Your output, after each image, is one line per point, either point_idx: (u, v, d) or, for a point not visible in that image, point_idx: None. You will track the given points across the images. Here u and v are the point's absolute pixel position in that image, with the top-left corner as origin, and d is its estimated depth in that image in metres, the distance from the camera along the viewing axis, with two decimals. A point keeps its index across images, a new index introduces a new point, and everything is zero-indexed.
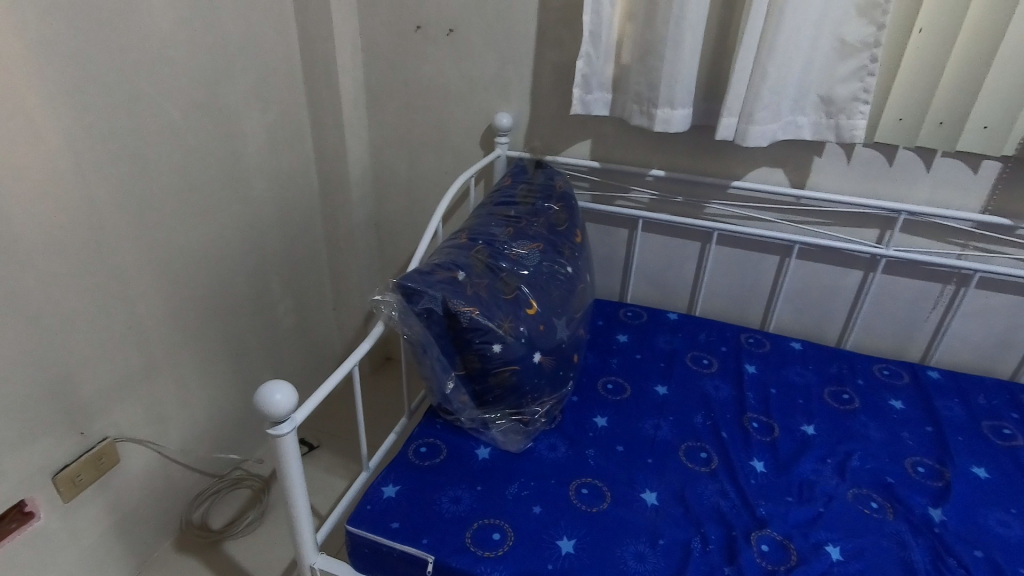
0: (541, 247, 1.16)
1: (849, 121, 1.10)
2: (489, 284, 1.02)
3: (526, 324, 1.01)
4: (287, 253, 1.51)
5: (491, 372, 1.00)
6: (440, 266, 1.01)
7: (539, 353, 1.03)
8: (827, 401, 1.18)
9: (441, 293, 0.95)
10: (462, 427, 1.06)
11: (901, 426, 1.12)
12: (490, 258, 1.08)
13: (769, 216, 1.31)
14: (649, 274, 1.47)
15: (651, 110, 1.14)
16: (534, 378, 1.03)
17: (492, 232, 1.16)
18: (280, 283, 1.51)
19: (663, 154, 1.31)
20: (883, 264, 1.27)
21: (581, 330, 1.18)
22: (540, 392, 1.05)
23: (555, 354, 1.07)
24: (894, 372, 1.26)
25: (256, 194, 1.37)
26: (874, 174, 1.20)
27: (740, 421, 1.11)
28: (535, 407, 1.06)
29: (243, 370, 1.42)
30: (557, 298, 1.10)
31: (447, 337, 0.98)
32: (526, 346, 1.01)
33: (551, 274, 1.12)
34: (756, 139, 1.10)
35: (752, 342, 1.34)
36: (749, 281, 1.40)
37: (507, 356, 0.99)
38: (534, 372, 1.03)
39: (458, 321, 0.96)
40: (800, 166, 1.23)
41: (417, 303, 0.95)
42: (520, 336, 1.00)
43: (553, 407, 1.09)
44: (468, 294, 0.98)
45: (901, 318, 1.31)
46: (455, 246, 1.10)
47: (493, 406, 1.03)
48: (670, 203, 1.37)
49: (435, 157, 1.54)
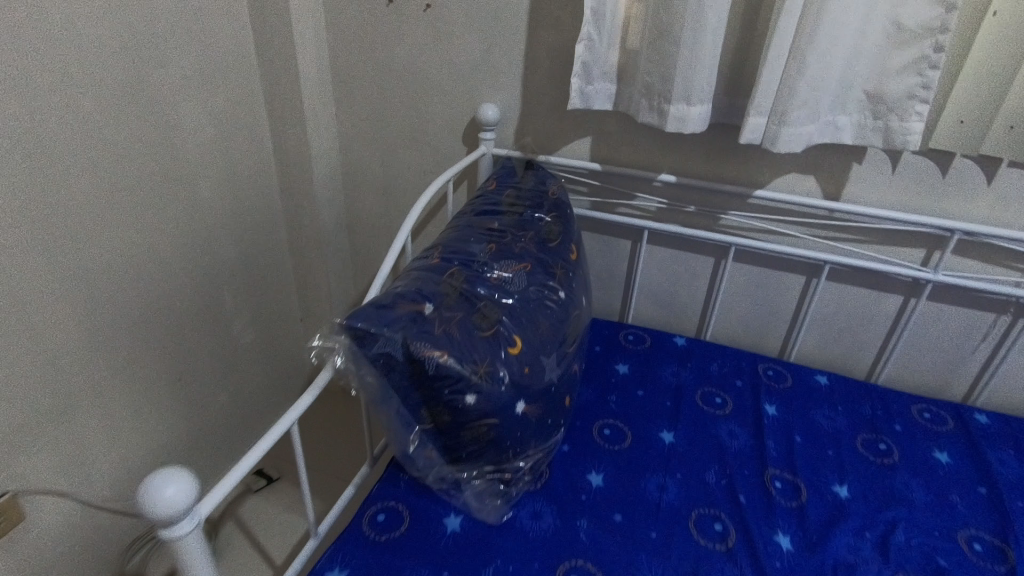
0: (528, 267, 0.98)
1: (900, 123, 0.91)
2: (463, 319, 0.84)
3: (507, 368, 0.84)
4: (243, 262, 1.33)
5: (465, 428, 0.83)
6: (403, 297, 0.83)
7: (522, 400, 0.86)
8: (861, 454, 1.01)
9: (403, 334, 0.78)
10: (430, 490, 0.89)
11: (949, 487, 0.95)
12: (466, 284, 0.90)
13: (795, 231, 1.13)
14: (654, 291, 1.29)
15: (663, 106, 0.95)
16: (515, 432, 0.87)
17: (471, 250, 0.97)
18: (235, 296, 1.33)
19: (675, 156, 1.12)
20: (927, 289, 1.09)
21: (574, 366, 1.01)
22: (522, 447, 0.88)
23: (541, 401, 0.90)
24: (936, 416, 1.09)
25: (201, 196, 1.18)
26: (924, 186, 1.01)
27: (760, 481, 0.94)
28: (518, 463, 0.89)
29: (189, 397, 1.25)
30: (547, 331, 0.93)
31: (411, 387, 0.80)
32: (506, 395, 0.84)
33: (539, 300, 0.95)
34: (788, 144, 0.92)
35: (771, 375, 1.17)
36: (769, 303, 1.22)
37: (483, 408, 0.82)
38: (514, 425, 0.86)
39: (423, 367, 0.78)
40: (835, 174, 1.04)
41: (373, 346, 0.77)
42: (500, 384, 0.83)
43: (539, 462, 0.92)
44: (437, 334, 0.80)
45: (944, 351, 1.14)
46: (424, 268, 0.92)
47: (467, 466, 0.86)
48: (681, 213, 1.19)
49: (413, 153, 1.34)
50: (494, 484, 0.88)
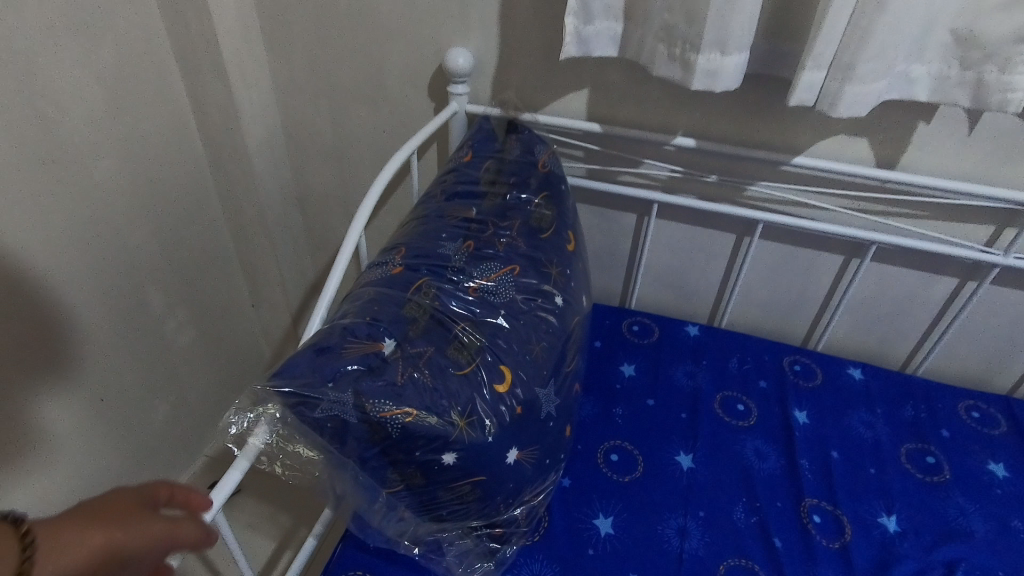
0: (517, 269, 0.76)
1: (999, 75, 0.69)
2: (434, 356, 0.64)
3: (492, 415, 0.65)
4: (171, 253, 1.10)
5: (443, 492, 0.66)
6: (353, 334, 0.64)
7: (514, 448, 0.68)
8: (907, 470, 0.87)
9: (354, 392, 0.60)
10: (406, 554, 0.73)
11: (1009, 511, 0.83)
12: (437, 303, 0.69)
13: (836, 205, 0.93)
14: (662, 272, 1.11)
15: (688, 57, 0.72)
16: (506, 486, 0.69)
17: (442, 251, 0.76)
18: (166, 294, 1.11)
19: (694, 115, 0.90)
20: (991, 272, 0.91)
21: (575, 386, 0.83)
22: (515, 500, 0.72)
23: (537, 443, 0.72)
24: (988, 416, 0.95)
25: (102, 182, 0.93)
26: (1007, 150, 0.81)
27: (796, 516, 0.81)
28: (511, 518, 0.73)
29: (118, 415, 1.07)
30: (543, 355, 0.72)
31: (372, 453, 0.62)
32: (493, 448, 0.66)
33: (531, 313, 0.74)
34: (850, 108, 0.70)
35: (798, 371, 1.01)
36: (797, 286, 1.04)
37: (464, 468, 0.65)
38: (505, 480, 0.69)
39: (385, 431, 0.60)
40: (894, 137, 0.84)
41: (316, 411, 0.59)
42: (486, 437, 0.65)
43: (537, 510, 0.77)
44: (399, 386, 0.61)
45: (999, 340, 0.98)
46: (381, 284, 0.71)
47: (449, 529, 0.70)
48: (697, 183, 0.98)
49: (368, 111, 1.09)
50: (484, 544, 0.72)
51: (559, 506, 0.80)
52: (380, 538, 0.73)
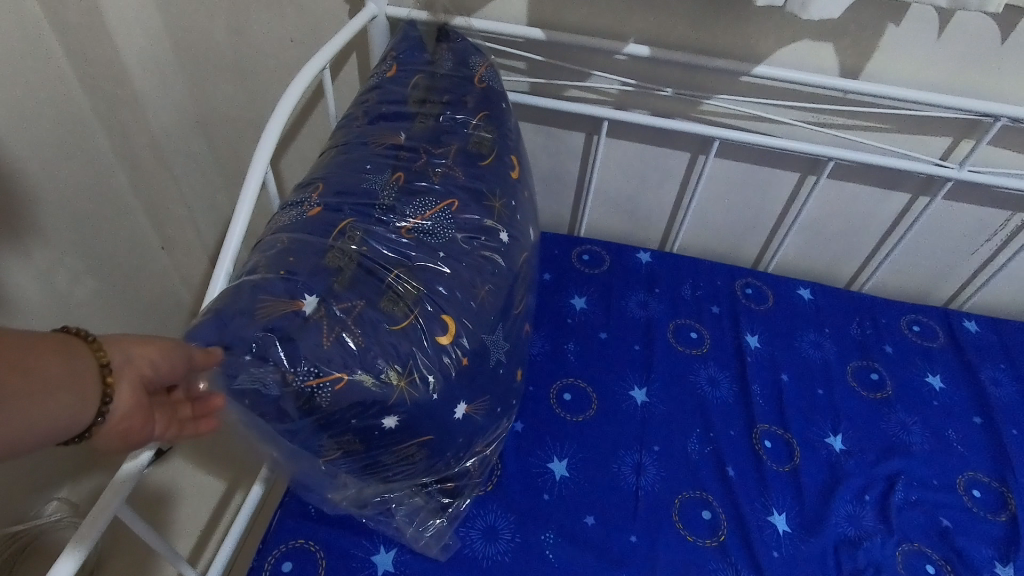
0: (456, 203, 0.66)
1: None
2: (364, 311, 0.55)
3: (437, 372, 0.58)
4: (61, 195, 0.93)
5: (388, 456, 0.60)
6: (266, 292, 0.54)
7: (463, 403, 0.61)
8: (852, 389, 0.88)
9: (275, 361, 0.52)
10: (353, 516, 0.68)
11: (945, 421, 0.86)
12: (364, 249, 0.58)
13: (795, 119, 0.87)
14: (612, 196, 1.04)
15: None
16: (457, 443, 0.64)
17: (367, 186, 0.65)
18: (60, 244, 0.95)
19: (649, 16, 0.80)
20: (945, 186, 0.89)
21: (525, 328, 0.78)
22: (468, 454, 0.67)
23: (489, 395, 0.65)
24: (927, 329, 0.97)
25: None
26: (974, 54, 0.75)
27: (749, 442, 0.81)
28: (462, 472, 0.68)
29: None
30: (489, 300, 0.64)
31: (303, 425, 0.55)
32: (439, 405, 0.59)
33: (474, 253, 0.64)
34: (822, 9, 0.63)
35: (750, 295, 0.99)
36: (751, 206, 1.00)
37: (408, 430, 0.58)
38: (455, 437, 0.63)
39: (314, 402, 0.53)
40: (862, 42, 0.77)
41: (235, 383, 0.51)
42: (429, 394, 0.57)
43: (491, 458, 0.73)
44: (325, 349, 0.53)
45: (943, 253, 0.99)
46: (296, 228, 0.61)
47: (397, 489, 0.65)
48: (651, 96, 0.89)
49: (270, 15, 0.92)
50: (436, 499, 0.68)
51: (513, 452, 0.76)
52: (322, 503, 0.67)
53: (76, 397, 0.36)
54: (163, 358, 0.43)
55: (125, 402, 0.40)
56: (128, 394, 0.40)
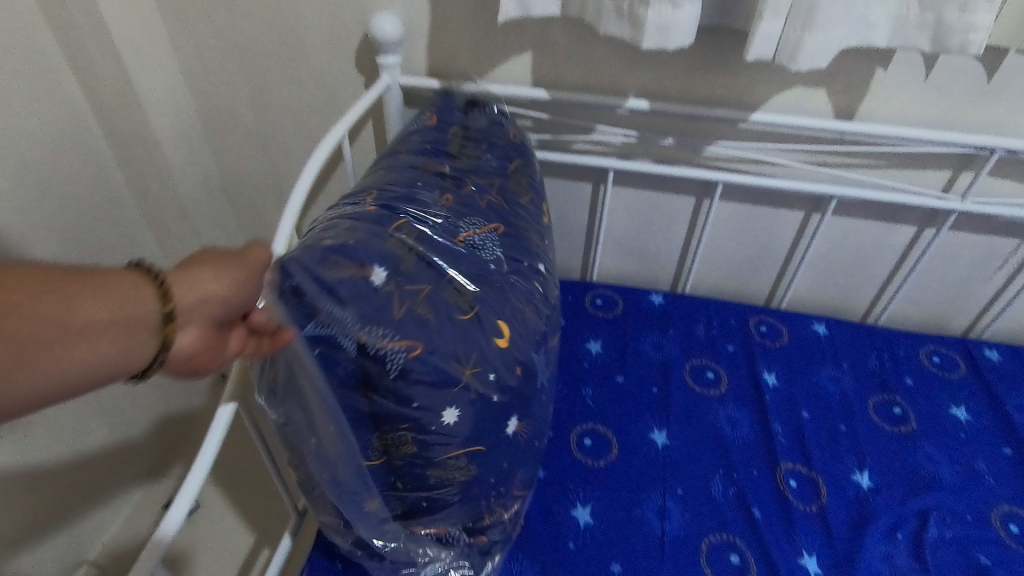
0: (502, 229, 0.65)
1: (960, 15, 0.65)
2: (433, 293, 0.51)
3: (497, 374, 0.53)
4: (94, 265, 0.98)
5: (434, 463, 0.53)
6: (339, 252, 0.50)
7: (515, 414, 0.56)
8: (875, 423, 0.88)
9: (343, 318, 0.48)
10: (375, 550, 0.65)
11: (973, 453, 0.84)
12: (426, 242, 0.55)
13: (795, 160, 0.90)
14: (622, 241, 1.06)
15: (637, 11, 0.66)
16: (503, 461, 0.57)
17: (417, 195, 0.63)
18: None
19: (646, 73, 0.84)
20: (950, 218, 0.91)
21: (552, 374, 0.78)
22: (509, 478, 0.60)
23: (534, 418, 0.60)
24: (947, 359, 0.96)
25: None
26: (964, 93, 0.78)
27: (773, 482, 0.80)
28: (496, 501, 0.62)
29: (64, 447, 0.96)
30: (535, 323, 0.59)
31: (353, 401, 0.50)
32: (496, 416, 0.54)
33: (523, 274, 0.62)
34: (809, 60, 0.66)
35: (765, 332, 1.00)
36: (759, 245, 1.02)
37: (459, 432, 0.52)
38: (502, 453, 0.57)
39: (372, 373, 0.49)
40: (853, 86, 0.80)
41: (310, 326, 0.48)
42: (490, 397, 0.52)
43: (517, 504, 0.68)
44: (395, 319, 0.48)
45: (956, 283, 0.99)
46: (359, 209, 0.57)
47: (434, 509, 0.59)
48: (653, 146, 0.93)
49: (291, 89, 0.98)
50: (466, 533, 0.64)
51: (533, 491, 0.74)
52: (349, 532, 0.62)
53: (122, 343, 0.33)
54: (233, 290, 0.39)
55: (189, 342, 0.37)
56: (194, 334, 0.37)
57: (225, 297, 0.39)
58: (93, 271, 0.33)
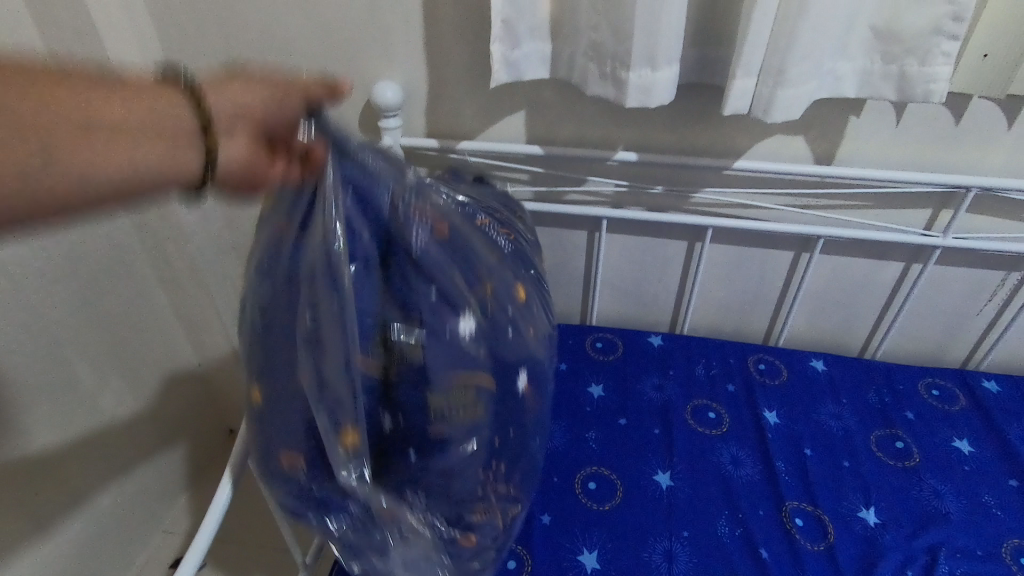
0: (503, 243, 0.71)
1: (920, 68, 0.70)
2: (460, 223, 0.56)
3: (511, 317, 0.55)
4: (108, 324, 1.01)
5: (439, 390, 0.50)
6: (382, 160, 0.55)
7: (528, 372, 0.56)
8: (878, 458, 0.88)
9: (388, 179, 0.50)
10: (339, 530, 0.53)
11: (979, 486, 0.84)
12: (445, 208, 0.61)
13: (780, 203, 0.94)
14: (619, 285, 1.09)
15: (618, 74, 0.71)
16: (511, 424, 0.55)
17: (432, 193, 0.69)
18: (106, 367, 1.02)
19: (633, 127, 0.89)
20: (935, 254, 0.93)
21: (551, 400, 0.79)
22: (514, 459, 0.56)
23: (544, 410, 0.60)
24: (947, 392, 0.97)
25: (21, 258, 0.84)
26: (935, 136, 0.83)
27: (779, 522, 0.80)
28: (496, 475, 0.55)
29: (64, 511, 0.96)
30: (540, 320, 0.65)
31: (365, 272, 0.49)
32: (511, 357, 0.54)
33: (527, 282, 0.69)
34: (783, 112, 0.70)
35: (763, 370, 1.01)
36: (752, 285, 1.05)
37: (472, 349, 0.51)
38: (510, 408, 0.54)
39: (392, 248, 0.50)
40: (829, 133, 0.84)
41: (351, 165, 0.48)
42: (507, 329, 0.54)
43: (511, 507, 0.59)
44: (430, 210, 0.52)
45: (948, 316, 1.01)
46: (397, 158, 0.64)
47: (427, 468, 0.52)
48: (643, 195, 0.97)
49: None
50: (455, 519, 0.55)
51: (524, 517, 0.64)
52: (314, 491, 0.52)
53: (168, 145, 0.40)
54: (263, 102, 0.44)
55: (232, 155, 0.43)
56: (238, 146, 0.43)
57: (259, 107, 0.44)
58: (128, 82, 0.40)
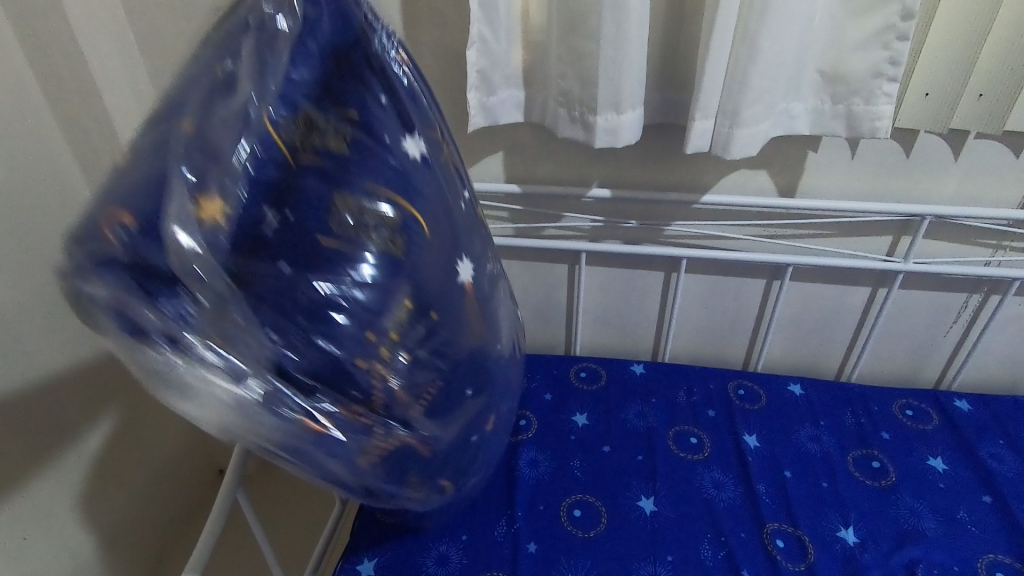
0: None
1: (865, 107, 0.75)
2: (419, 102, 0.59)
3: (453, 202, 0.56)
4: None
5: (363, 185, 0.47)
6: None
7: (467, 264, 0.55)
8: (856, 478, 0.90)
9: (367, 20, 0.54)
10: (159, 328, 0.37)
11: (954, 502, 0.86)
12: None
13: (749, 234, 0.98)
14: (601, 316, 1.13)
15: (587, 117, 0.76)
16: (436, 296, 0.50)
17: None
18: None
19: (606, 166, 0.94)
20: (898, 278, 0.98)
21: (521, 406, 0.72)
22: (433, 353, 0.50)
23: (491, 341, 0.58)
24: (920, 412, 1.00)
25: None
26: (888, 168, 0.88)
27: (761, 544, 0.82)
28: (398, 348, 0.47)
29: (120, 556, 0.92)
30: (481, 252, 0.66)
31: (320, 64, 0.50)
32: (439, 215, 0.53)
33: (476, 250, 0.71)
34: (742, 149, 0.75)
35: (743, 395, 1.04)
36: (729, 312, 1.09)
37: (401, 174, 0.51)
38: (435, 274, 0.51)
39: (353, 63, 0.51)
40: (789, 167, 0.90)
41: None
42: (441, 194, 0.55)
43: (400, 416, 0.48)
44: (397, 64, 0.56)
45: (917, 337, 1.05)
46: None
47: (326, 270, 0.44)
48: (620, 228, 1.02)
49: None
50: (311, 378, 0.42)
51: (426, 454, 0.51)
52: (98, 259, 0.37)
53: None
54: None
55: None
56: None
57: None
58: None
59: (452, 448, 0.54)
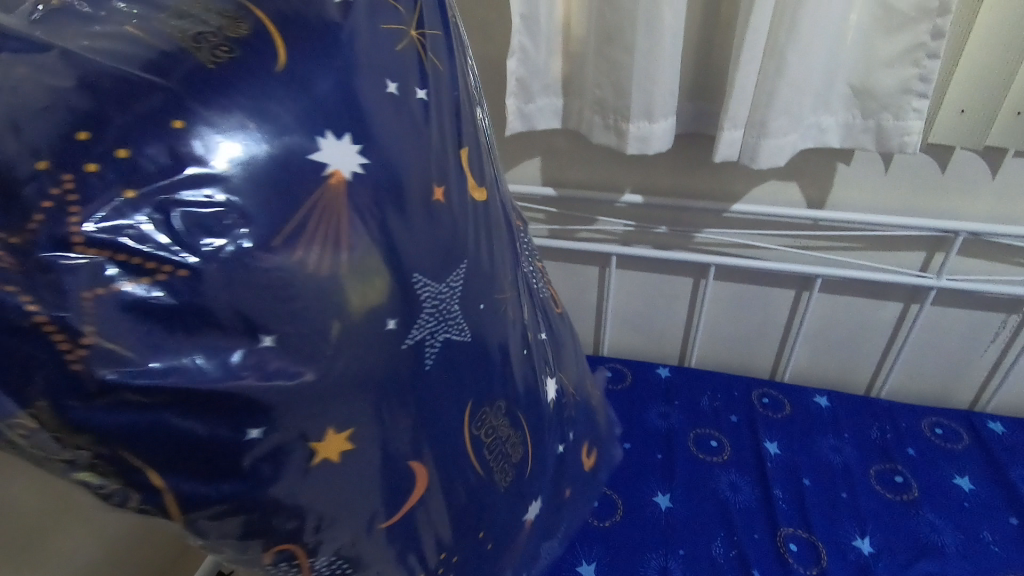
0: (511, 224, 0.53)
1: (895, 122, 0.77)
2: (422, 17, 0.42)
3: (367, 85, 0.35)
4: None
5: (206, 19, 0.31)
6: None
7: (342, 142, 0.32)
8: (877, 491, 0.90)
9: None
10: None
11: (977, 521, 0.86)
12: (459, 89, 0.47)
13: (779, 244, 1.00)
14: (630, 319, 1.16)
15: (620, 124, 0.80)
16: (249, 156, 0.29)
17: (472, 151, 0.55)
18: None
19: (639, 172, 0.98)
20: (930, 295, 0.98)
21: (523, 501, 0.49)
22: (198, 269, 0.27)
23: (395, 319, 0.34)
24: (950, 430, 0.99)
25: None
26: (921, 183, 0.89)
27: (773, 547, 0.83)
28: (113, 182, 0.27)
29: None
30: (490, 259, 0.43)
31: None
32: (323, 105, 0.32)
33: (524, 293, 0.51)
34: (770, 159, 0.78)
35: (767, 404, 1.05)
36: (757, 321, 1.10)
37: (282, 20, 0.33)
38: (225, 137, 0.29)
39: None
40: (819, 179, 0.91)
41: None
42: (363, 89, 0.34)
43: (56, 282, 0.26)
44: None
45: (950, 356, 1.04)
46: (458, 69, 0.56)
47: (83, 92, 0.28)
48: (651, 234, 1.05)
49: None
50: None
51: (88, 398, 0.27)
52: None
53: None
54: None
55: None
56: None
57: None
58: None
59: (181, 430, 0.28)
